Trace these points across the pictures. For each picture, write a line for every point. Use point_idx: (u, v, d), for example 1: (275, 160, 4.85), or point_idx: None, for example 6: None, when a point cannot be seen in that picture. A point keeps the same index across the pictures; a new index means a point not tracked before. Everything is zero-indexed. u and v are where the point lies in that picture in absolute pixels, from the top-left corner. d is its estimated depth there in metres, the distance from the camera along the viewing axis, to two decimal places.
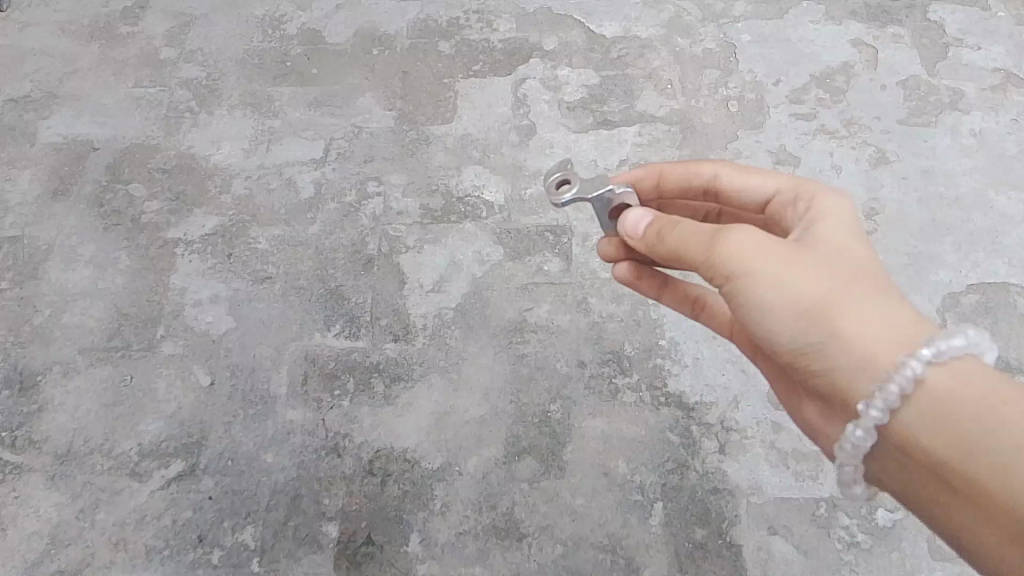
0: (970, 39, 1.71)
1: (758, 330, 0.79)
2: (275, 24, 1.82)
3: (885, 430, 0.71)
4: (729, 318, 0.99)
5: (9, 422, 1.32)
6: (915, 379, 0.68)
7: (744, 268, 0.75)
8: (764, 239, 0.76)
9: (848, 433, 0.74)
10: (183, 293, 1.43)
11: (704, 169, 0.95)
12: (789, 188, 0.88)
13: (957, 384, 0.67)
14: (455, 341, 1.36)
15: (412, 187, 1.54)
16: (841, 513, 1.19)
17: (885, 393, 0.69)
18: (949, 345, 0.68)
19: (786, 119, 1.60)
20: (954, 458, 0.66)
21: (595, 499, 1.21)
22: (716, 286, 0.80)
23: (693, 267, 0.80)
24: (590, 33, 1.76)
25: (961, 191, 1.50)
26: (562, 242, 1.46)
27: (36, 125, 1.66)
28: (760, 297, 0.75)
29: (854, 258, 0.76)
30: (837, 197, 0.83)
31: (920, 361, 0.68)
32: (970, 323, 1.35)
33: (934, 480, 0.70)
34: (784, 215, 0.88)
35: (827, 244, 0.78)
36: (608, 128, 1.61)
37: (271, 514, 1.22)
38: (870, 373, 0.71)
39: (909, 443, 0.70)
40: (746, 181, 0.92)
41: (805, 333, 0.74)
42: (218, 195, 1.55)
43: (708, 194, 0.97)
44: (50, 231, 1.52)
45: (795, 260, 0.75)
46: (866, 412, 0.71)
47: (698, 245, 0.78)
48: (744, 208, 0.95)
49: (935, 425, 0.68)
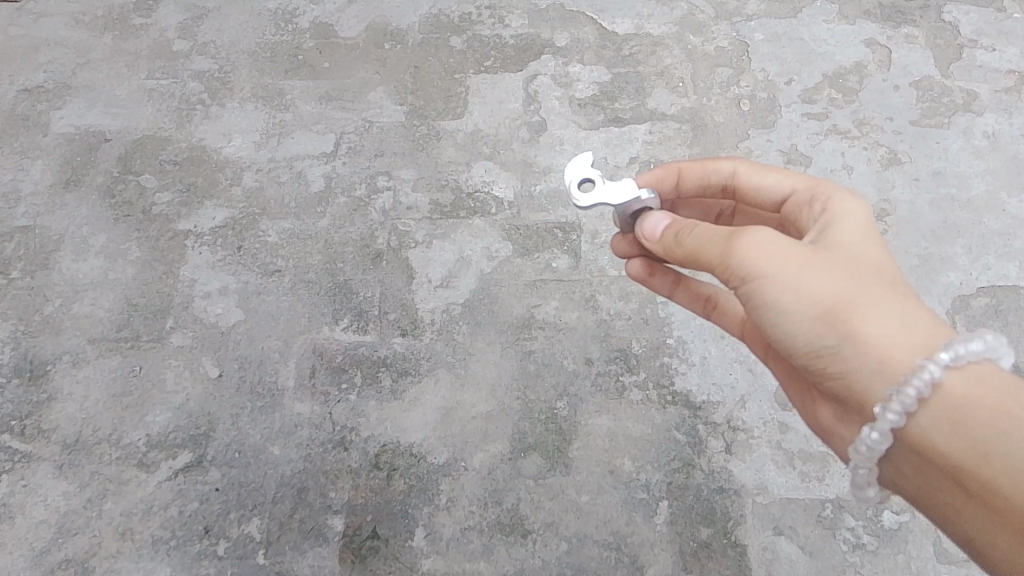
0: (986, 41, 1.70)
1: (773, 331, 0.78)
2: (288, 18, 1.82)
3: (900, 433, 0.71)
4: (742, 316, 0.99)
5: (19, 411, 1.33)
6: (932, 383, 0.68)
7: (761, 269, 0.74)
8: (781, 240, 0.75)
9: (862, 435, 0.73)
10: (192, 285, 1.44)
11: (722, 166, 0.95)
12: (806, 188, 0.87)
13: (973, 388, 0.67)
14: (463, 336, 1.36)
15: (423, 182, 1.54)
16: (847, 514, 1.19)
17: (902, 396, 0.69)
18: (967, 349, 0.68)
19: (798, 119, 1.60)
20: (969, 462, 0.66)
21: (600, 496, 1.21)
22: (731, 288, 0.79)
23: (708, 268, 0.80)
24: (602, 30, 1.76)
25: (973, 193, 1.49)
26: (571, 239, 1.46)
27: (48, 116, 1.67)
28: (777, 298, 0.75)
29: (870, 259, 0.76)
30: (854, 197, 0.82)
31: (937, 365, 0.68)
32: (980, 326, 1.35)
33: (948, 483, 0.70)
34: (800, 214, 0.87)
35: (843, 245, 0.77)
36: (619, 126, 1.61)
37: (278, 507, 1.23)
38: (886, 376, 0.71)
39: (924, 446, 0.70)
40: (763, 179, 0.92)
41: (821, 335, 0.74)
42: (229, 188, 1.55)
43: (724, 191, 0.97)
44: (61, 221, 1.53)
45: (812, 262, 0.75)
46: (881, 415, 0.71)
47: (714, 246, 0.78)
48: (760, 206, 0.94)
49: (951, 428, 0.68)
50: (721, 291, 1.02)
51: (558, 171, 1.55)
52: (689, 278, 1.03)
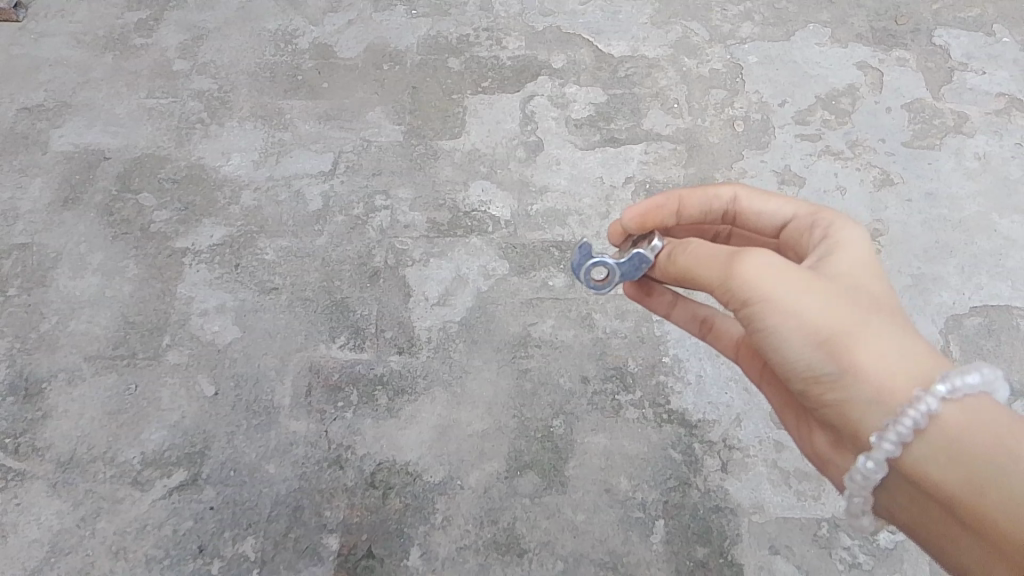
0: (975, 64, 1.73)
1: (774, 356, 0.79)
2: (288, 39, 1.85)
3: (896, 463, 0.71)
4: (737, 339, 1.00)
5: (13, 429, 1.32)
6: (929, 414, 0.68)
7: (762, 293, 0.75)
8: (783, 265, 0.76)
9: (858, 463, 0.74)
10: (190, 302, 1.44)
11: (725, 190, 0.94)
12: (808, 215, 0.88)
13: (971, 421, 0.68)
14: (459, 354, 1.36)
15: (420, 201, 1.56)
16: (842, 533, 1.19)
17: (899, 426, 0.69)
18: (965, 382, 0.68)
19: (791, 140, 1.62)
20: (966, 495, 0.67)
21: (596, 515, 1.21)
22: (731, 310, 0.80)
23: (708, 288, 0.81)
24: (598, 52, 1.78)
25: (964, 214, 1.51)
26: (567, 258, 1.47)
27: (47, 134, 1.69)
28: (777, 325, 0.75)
29: (869, 289, 0.77)
30: (854, 226, 0.84)
31: (935, 397, 0.68)
32: (973, 345, 1.35)
33: (945, 513, 0.71)
34: (802, 240, 0.88)
35: (843, 272, 0.78)
36: (615, 146, 1.62)
37: (272, 526, 1.22)
38: (884, 406, 0.71)
39: (918, 476, 0.70)
40: (764, 206, 0.93)
41: (820, 362, 0.74)
42: (227, 206, 1.56)
43: (725, 215, 0.97)
44: (59, 239, 1.53)
45: (813, 287, 0.75)
46: (878, 444, 0.71)
47: (715, 268, 0.79)
48: (761, 232, 0.95)
49: (947, 460, 0.68)
50: (717, 313, 1.03)
51: (554, 190, 1.56)
52: (687, 300, 1.03)
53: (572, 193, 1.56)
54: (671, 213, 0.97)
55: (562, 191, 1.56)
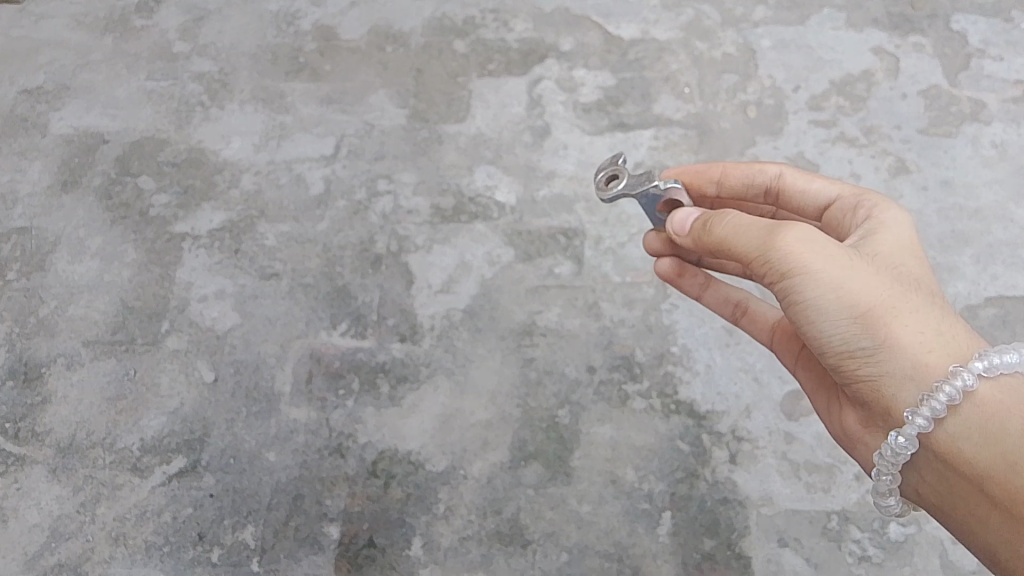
0: (993, 50, 1.68)
1: (809, 332, 0.76)
2: (290, 19, 1.80)
3: (927, 440, 0.70)
4: (772, 322, 1.00)
5: (13, 413, 1.31)
6: (964, 391, 0.67)
7: (801, 265, 0.73)
8: (823, 239, 0.74)
9: (888, 440, 0.73)
10: (189, 287, 1.42)
11: (769, 167, 0.94)
12: (851, 196, 0.87)
13: (1006, 400, 0.67)
14: (463, 342, 1.34)
15: (424, 186, 1.53)
16: (853, 526, 1.17)
17: (933, 401, 0.68)
18: (1001, 361, 0.67)
19: (804, 126, 1.58)
20: (998, 472, 0.65)
21: (601, 506, 1.19)
22: (765, 282, 0.78)
23: (742, 259, 0.78)
24: (607, 34, 1.74)
25: (981, 202, 1.47)
26: (574, 245, 1.44)
27: (47, 117, 1.66)
28: (813, 298, 0.73)
29: (909, 268, 0.75)
30: (897, 209, 0.81)
31: (971, 373, 0.67)
32: (987, 338, 1.34)
33: (971, 493, 0.69)
34: (842, 220, 0.87)
35: (882, 252, 0.76)
36: (624, 131, 1.59)
37: (272, 514, 1.21)
38: (919, 382, 0.70)
39: (951, 454, 0.69)
40: (808, 185, 0.91)
41: (854, 337, 0.73)
42: (228, 190, 1.53)
43: (769, 194, 0.96)
44: (57, 222, 1.51)
45: (851, 262, 0.73)
46: (910, 420, 0.70)
47: (752, 238, 0.76)
48: (803, 213, 0.93)
49: (981, 438, 0.67)
50: (751, 298, 1.02)
51: (561, 176, 1.53)
52: (720, 283, 1.03)
53: (579, 178, 1.52)
54: (711, 182, 0.98)
55: (568, 177, 1.53)
